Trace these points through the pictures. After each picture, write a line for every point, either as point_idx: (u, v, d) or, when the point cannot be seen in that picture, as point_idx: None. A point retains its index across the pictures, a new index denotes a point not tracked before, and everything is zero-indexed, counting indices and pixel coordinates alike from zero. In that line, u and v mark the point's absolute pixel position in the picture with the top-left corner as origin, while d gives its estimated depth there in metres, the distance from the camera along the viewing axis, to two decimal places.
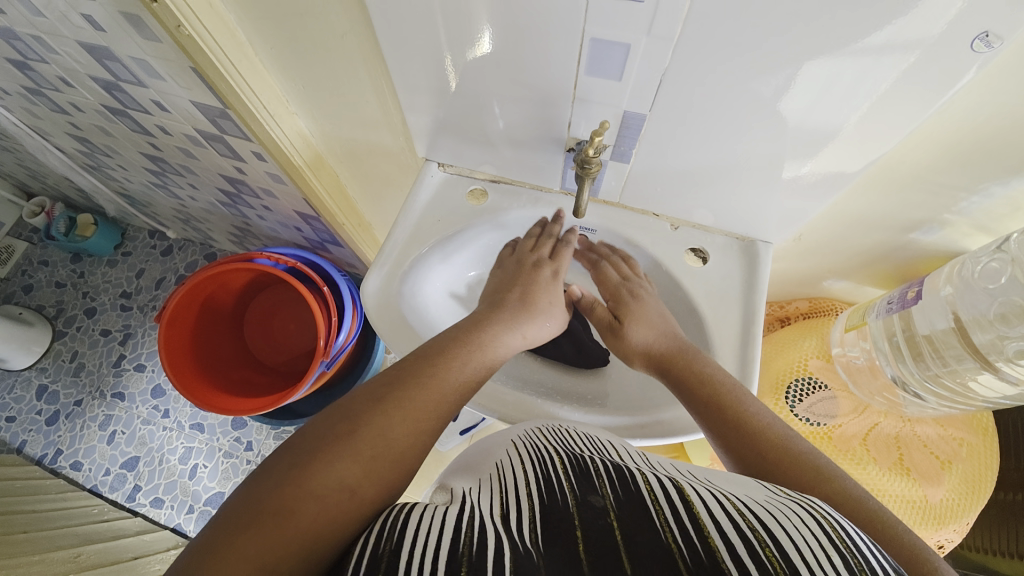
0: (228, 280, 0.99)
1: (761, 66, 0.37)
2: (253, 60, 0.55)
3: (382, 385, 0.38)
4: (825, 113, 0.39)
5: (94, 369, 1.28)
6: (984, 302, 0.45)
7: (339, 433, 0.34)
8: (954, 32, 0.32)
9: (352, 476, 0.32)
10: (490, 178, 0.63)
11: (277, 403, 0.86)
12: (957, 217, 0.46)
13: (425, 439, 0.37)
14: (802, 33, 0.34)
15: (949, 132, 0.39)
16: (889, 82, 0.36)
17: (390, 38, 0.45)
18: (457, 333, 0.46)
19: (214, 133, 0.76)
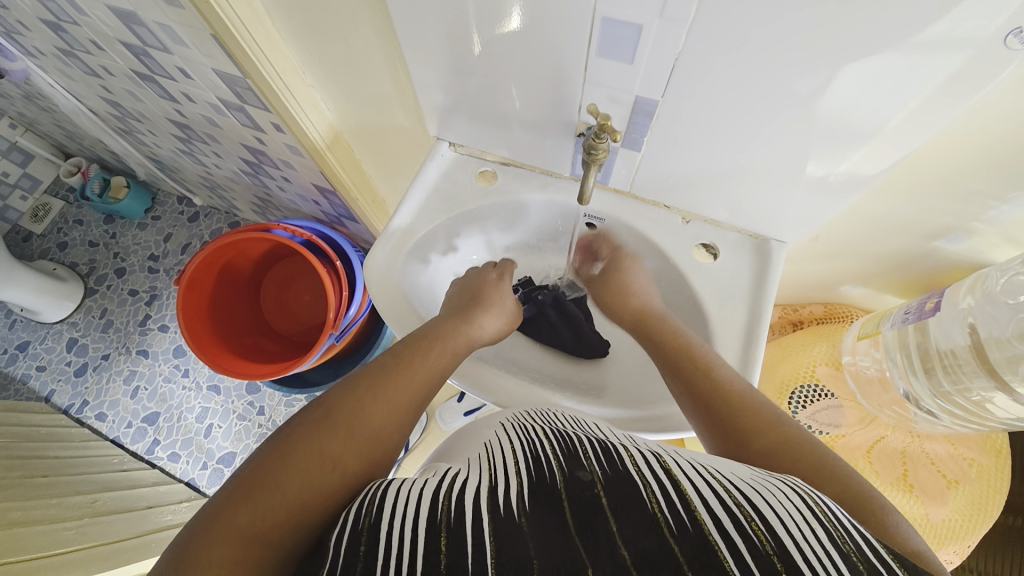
0: (247, 251, 1.02)
1: (782, 54, 0.35)
2: (269, 30, 0.55)
3: (356, 380, 0.42)
4: (854, 106, 0.37)
5: (122, 327, 1.33)
6: (1006, 319, 0.43)
7: (320, 419, 0.38)
8: (995, 25, 0.29)
9: (335, 451, 0.36)
10: (501, 160, 0.62)
11: (291, 369, 0.89)
12: (985, 226, 0.43)
13: (398, 424, 0.41)
14: (826, 20, 0.32)
15: (983, 134, 0.37)
16: (935, 80, 0.33)
17: (404, 11, 0.44)
18: (429, 333, 0.50)
19: (236, 102, 0.77)
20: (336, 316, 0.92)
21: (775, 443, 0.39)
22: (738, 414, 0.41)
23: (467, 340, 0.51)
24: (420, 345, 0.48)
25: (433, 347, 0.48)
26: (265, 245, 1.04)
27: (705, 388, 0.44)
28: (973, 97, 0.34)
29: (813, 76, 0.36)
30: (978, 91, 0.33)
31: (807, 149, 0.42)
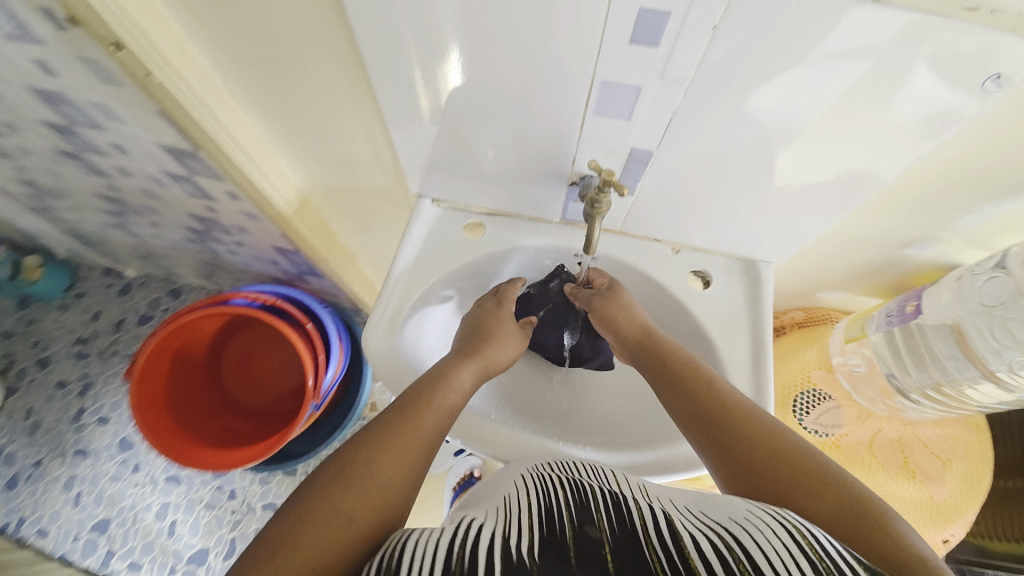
0: (198, 333, 0.93)
1: (773, 104, 0.37)
2: (229, 104, 0.52)
3: (364, 437, 0.42)
4: (838, 143, 0.40)
5: (52, 427, 1.18)
6: (987, 322, 0.47)
7: (336, 479, 0.38)
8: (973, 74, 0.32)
9: (349, 506, 0.37)
10: (486, 211, 0.61)
11: (275, 447, 0.82)
12: (951, 234, 0.48)
13: (410, 477, 0.41)
14: (820, 72, 0.34)
15: (932, 146, 0.39)
16: (865, 80, 0.34)
17: (391, 77, 0.43)
18: (431, 375, 0.48)
19: (183, 174, 0.71)
20: (314, 385, 0.87)
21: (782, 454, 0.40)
22: (752, 429, 0.42)
23: (470, 379, 0.49)
24: (421, 391, 0.46)
25: (436, 393, 0.46)
26: (220, 320, 0.96)
27: (703, 403, 0.45)
28: (889, 109, 0.36)
29: (801, 121, 0.38)
30: (894, 96, 0.35)
31: (799, 179, 0.44)
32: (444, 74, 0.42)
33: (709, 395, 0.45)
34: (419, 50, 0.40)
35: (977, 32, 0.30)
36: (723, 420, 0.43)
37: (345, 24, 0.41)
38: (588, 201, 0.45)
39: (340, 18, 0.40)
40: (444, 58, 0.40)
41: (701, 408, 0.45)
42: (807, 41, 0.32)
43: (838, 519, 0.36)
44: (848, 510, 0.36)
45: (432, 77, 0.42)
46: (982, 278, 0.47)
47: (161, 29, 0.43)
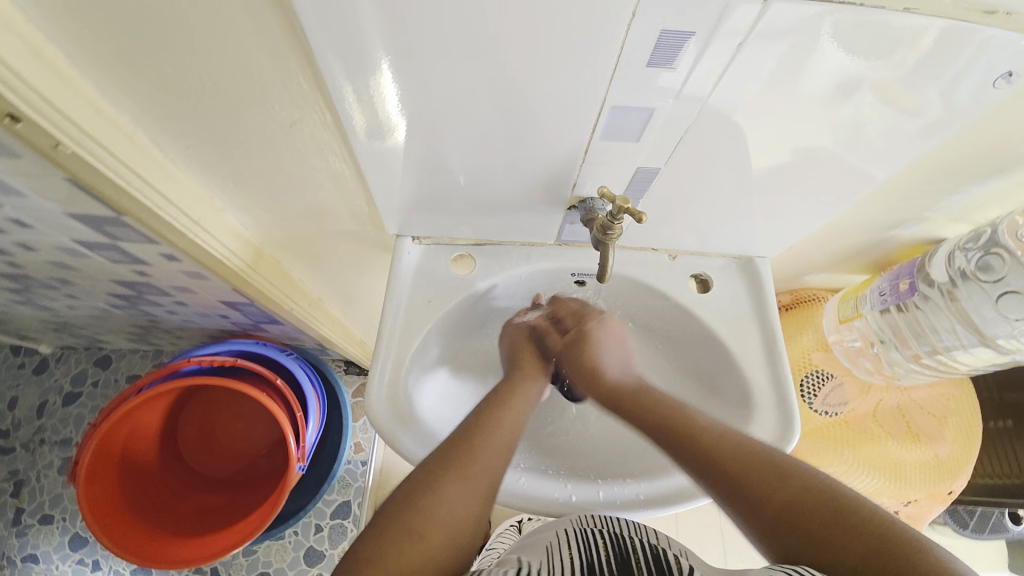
0: (138, 434, 0.80)
1: (788, 109, 0.36)
2: (164, 164, 0.43)
3: (434, 458, 0.42)
4: (844, 141, 0.40)
5: None
6: (983, 295, 0.49)
7: (414, 495, 0.39)
8: (986, 69, 0.33)
9: (422, 525, 0.37)
10: (473, 242, 0.58)
11: (272, 511, 0.73)
12: (937, 213, 0.51)
13: (480, 501, 0.41)
14: (833, 75, 0.34)
15: (851, 112, 0.37)
16: (775, 59, 0.32)
17: (371, 119, 0.38)
18: (490, 400, 0.49)
19: (103, 242, 0.59)
20: (297, 445, 0.78)
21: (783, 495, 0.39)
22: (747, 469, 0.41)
23: (525, 404, 0.50)
24: (487, 415, 0.47)
25: (499, 417, 0.47)
26: (162, 409, 0.83)
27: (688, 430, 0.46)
28: (800, 85, 0.34)
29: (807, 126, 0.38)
30: (801, 72, 0.33)
31: (807, 175, 0.44)
32: (379, 100, 0.37)
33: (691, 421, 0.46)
34: (406, 88, 0.36)
35: (977, 29, 0.30)
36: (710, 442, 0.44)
37: (309, 65, 0.35)
38: (597, 228, 0.46)
39: (305, 59, 0.35)
40: (374, 77, 0.35)
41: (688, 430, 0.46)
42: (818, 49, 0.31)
43: (837, 535, 0.35)
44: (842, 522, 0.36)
45: (423, 113, 0.38)
46: (975, 258, 0.49)
47: (67, 91, 0.34)
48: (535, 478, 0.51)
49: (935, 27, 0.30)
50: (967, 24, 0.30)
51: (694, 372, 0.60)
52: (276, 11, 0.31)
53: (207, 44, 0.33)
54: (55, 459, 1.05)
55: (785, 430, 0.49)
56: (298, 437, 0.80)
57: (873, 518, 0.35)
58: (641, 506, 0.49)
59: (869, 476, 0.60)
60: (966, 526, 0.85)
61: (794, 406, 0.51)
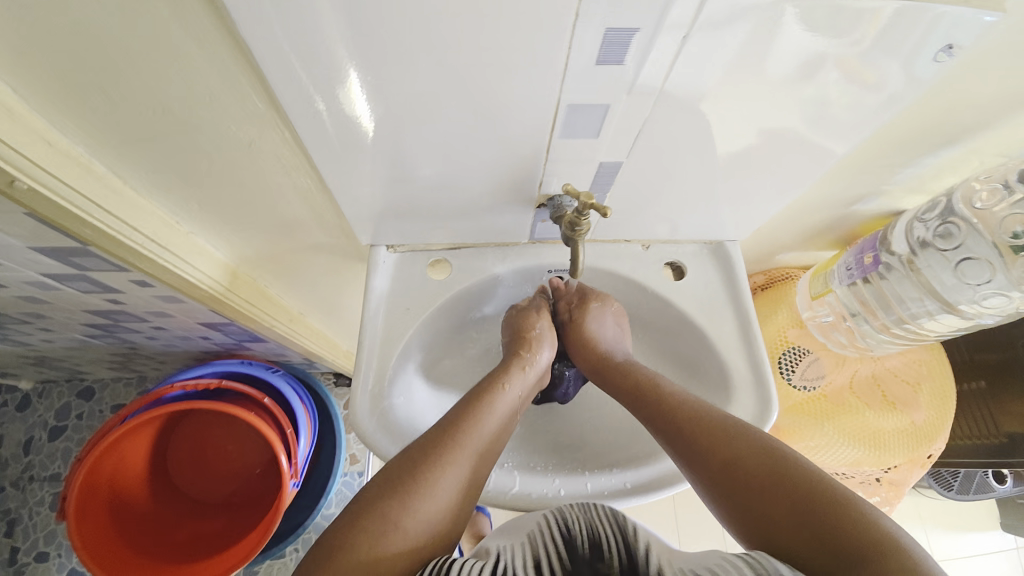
0: (124, 467, 0.78)
1: (743, 96, 0.37)
2: (123, 191, 0.43)
3: (417, 445, 0.42)
4: (805, 120, 0.40)
5: None
6: (944, 264, 0.51)
7: (394, 482, 0.38)
8: (927, 48, 0.34)
9: (399, 514, 0.36)
10: (448, 246, 0.58)
11: (264, 536, 0.73)
12: (893, 187, 0.53)
13: (461, 491, 0.40)
14: (783, 62, 0.34)
15: (815, 91, 0.37)
16: (733, 49, 0.33)
17: (331, 132, 0.38)
18: (477, 386, 0.48)
19: (72, 273, 0.57)
20: (289, 462, 0.77)
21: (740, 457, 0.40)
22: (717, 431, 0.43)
23: (513, 388, 0.49)
24: (473, 401, 0.46)
25: (488, 403, 0.46)
26: (148, 440, 0.81)
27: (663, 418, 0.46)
28: (766, 65, 0.34)
29: (759, 111, 0.39)
30: (769, 52, 0.33)
31: (767, 158, 0.45)
32: (347, 102, 0.36)
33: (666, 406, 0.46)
34: (365, 100, 0.36)
35: (921, 7, 0.31)
36: (681, 426, 0.45)
37: (262, 83, 0.35)
38: (567, 225, 0.47)
39: (257, 78, 0.34)
40: (341, 83, 0.34)
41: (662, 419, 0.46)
42: (762, 38, 0.32)
43: (789, 502, 0.36)
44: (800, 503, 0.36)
45: (383, 122, 0.38)
46: (936, 227, 0.51)
47: (16, 128, 0.34)
48: (524, 473, 0.52)
49: (882, 9, 0.31)
50: (913, 5, 0.31)
51: (676, 358, 0.61)
52: (222, 32, 0.31)
53: (155, 69, 0.33)
54: (46, 495, 1.03)
55: (764, 409, 0.51)
56: (290, 453, 0.80)
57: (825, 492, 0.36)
58: (628, 495, 0.50)
59: (849, 446, 0.62)
60: (950, 487, 0.88)
61: (770, 384, 0.52)
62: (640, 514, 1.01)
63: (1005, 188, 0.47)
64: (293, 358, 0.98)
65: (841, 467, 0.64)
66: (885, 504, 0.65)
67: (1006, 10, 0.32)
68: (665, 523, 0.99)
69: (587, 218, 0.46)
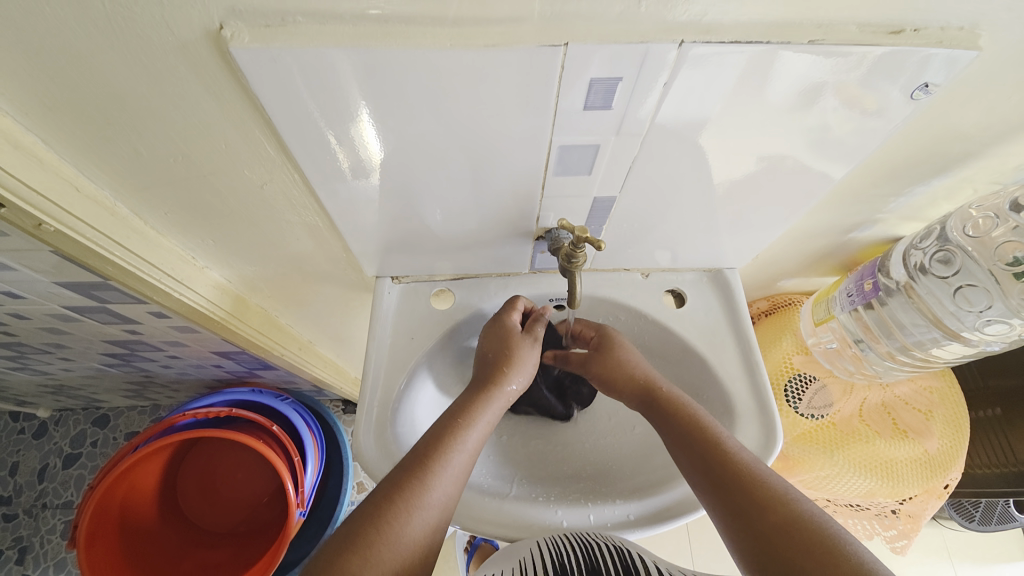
0: (137, 493, 0.79)
1: (732, 131, 0.39)
2: (143, 230, 0.45)
3: (381, 492, 0.41)
4: (799, 148, 0.41)
5: None
6: (944, 290, 0.51)
7: (358, 531, 0.38)
8: (908, 83, 0.35)
9: (362, 565, 0.36)
10: (451, 277, 0.60)
11: (272, 565, 0.73)
12: (888, 215, 0.54)
13: (428, 534, 0.41)
14: (770, 99, 0.36)
15: (816, 119, 0.38)
16: (732, 81, 0.34)
17: (341, 171, 0.40)
18: (445, 418, 0.48)
19: (93, 305, 0.60)
20: (295, 491, 0.77)
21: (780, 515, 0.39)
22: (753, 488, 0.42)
23: (486, 417, 0.49)
24: (435, 443, 0.45)
25: (455, 438, 0.46)
26: (160, 465, 0.82)
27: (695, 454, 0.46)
28: (767, 97, 0.36)
29: (755, 144, 0.41)
30: (768, 82, 0.34)
31: (759, 189, 0.46)
32: (361, 143, 0.38)
33: (714, 447, 0.45)
34: (372, 143, 0.38)
35: (914, 50, 0.33)
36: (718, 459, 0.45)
37: (272, 131, 0.37)
38: (563, 257, 0.48)
39: (267, 126, 0.37)
40: (354, 123, 0.36)
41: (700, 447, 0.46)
42: (756, 79, 0.34)
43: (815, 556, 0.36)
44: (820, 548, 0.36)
45: (387, 164, 0.40)
46: (933, 252, 0.51)
47: (43, 174, 0.36)
48: (524, 504, 0.51)
49: (873, 52, 0.33)
50: (905, 48, 0.33)
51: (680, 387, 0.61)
52: (236, 88, 0.33)
53: (175, 120, 0.35)
54: (58, 523, 1.04)
55: (768, 438, 0.50)
56: (297, 482, 0.79)
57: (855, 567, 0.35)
58: (632, 526, 0.49)
59: (861, 477, 0.61)
60: (972, 518, 0.85)
61: (775, 412, 0.52)
62: (652, 545, 0.98)
63: (998, 216, 0.47)
64: (302, 386, 0.99)
65: (854, 499, 0.62)
66: (902, 538, 0.63)
67: (980, 48, 0.34)
68: (678, 557, 0.96)
69: (583, 249, 0.47)
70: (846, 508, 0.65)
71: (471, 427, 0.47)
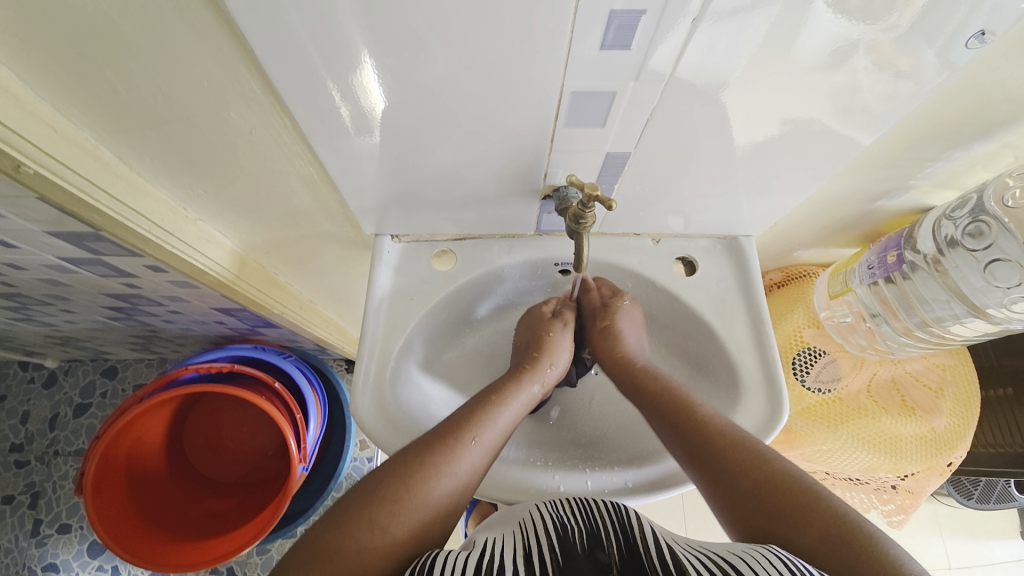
0: (143, 444, 0.80)
1: (760, 82, 0.35)
2: (128, 177, 0.43)
3: (400, 460, 0.41)
4: (838, 109, 0.38)
5: (11, 546, 1.04)
6: (974, 264, 0.48)
7: (382, 485, 0.39)
8: (960, 37, 0.31)
9: (389, 520, 0.37)
10: (453, 237, 0.58)
11: (275, 516, 0.75)
12: (920, 182, 0.50)
13: (449, 502, 0.40)
14: (800, 51, 0.32)
15: (846, 78, 0.35)
16: (770, 19, 0.30)
17: (344, 122, 0.38)
18: (488, 390, 0.49)
19: (88, 257, 0.58)
20: (298, 447, 0.78)
21: (763, 479, 0.40)
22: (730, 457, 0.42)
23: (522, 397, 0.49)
24: (467, 416, 0.45)
25: (495, 414, 0.46)
26: (166, 418, 0.83)
27: (679, 428, 0.46)
28: (793, 52, 0.32)
29: (784, 106, 0.37)
30: (799, 35, 0.31)
31: (783, 152, 0.43)
32: (362, 91, 0.35)
33: (686, 422, 0.46)
34: (371, 86, 0.35)
35: None
36: (696, 435, 0.45)
37: (259, 68, 0.34)
38: (571, 218, 0.46)
39: (253, 63, 0.34)
40: (357, 69, 0.34)
41: (677, 427, 0.46)
42: (791, 28, 0.31)
43: (795, 514, 0.37)
44: (798, 509, 0.37)
45: (390, 113, 0.37)
46: (965, 224, 0.48)
47: (20, 112, 0.34)
48: (522, 467, 0.51)
49: None
50: None
51: (686, 356, 0.59)
52: (216, 18, 0.30)
53: (153, 54, 0.33)
54: (70, 470, 1.07)
55: (774, 411, 0.49)
56: (299, 438, 0.80)
57: (833, 516, 0.36)
58: (630, 493, 0.49)
59: (864, 452, 0.60)
60: (970, 496, 0.86)
61: (781, 387, 0.50)
62: (648, 510, 1.00)
63: None
64: (305, 344, 0.99)
65: (855, 472, 0.63)
66: (899, 512, 0.64)
67: None
68: (672, 520, 0.98)
69: (592, 209, 0.45)
70: (846, 482, 0.66)
71: (504, 404, 0.47)
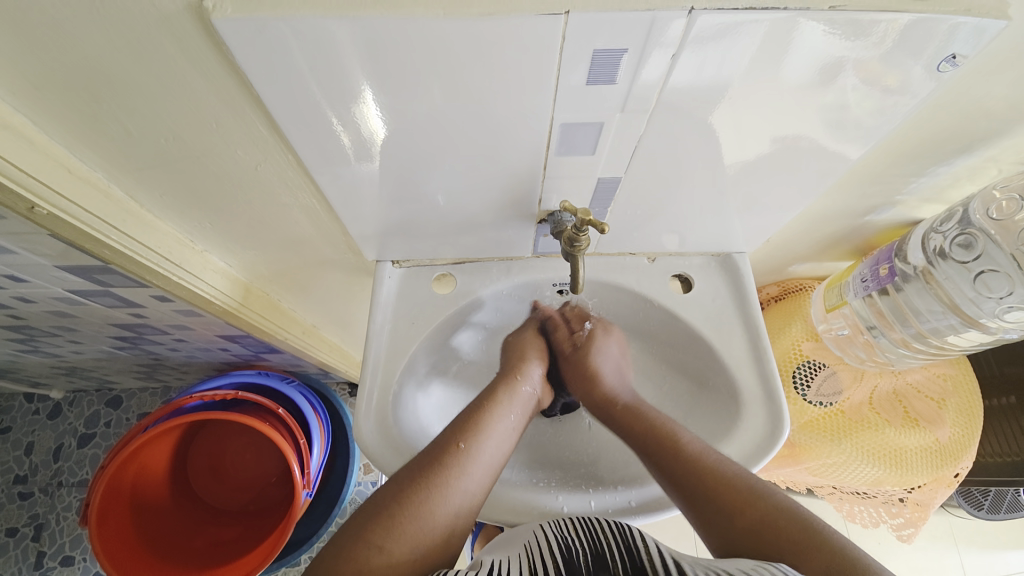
0: (147, 473, 0.80)
1: (744, 106, 0.37)
2: (138, 212, 0.44)
3: (404, 476, 0.43)
4: (829, 125, 0.39)
5: None
6: (965, 275, 0.49)
7: (383, 505, 0.40)
8: (934, 56, 0.33)
9: (385, 537, 0.38)
10: (452, 261, 0.59)
11: (279, 544, 0.74)
12: (907, 197, 0.52)
13: (454, 518, 0.42)
14: (780, 75, 0.34)
15: (835, 96, 0.36)
16: (754, 46, 0.32)
17: (345, 153, 0.40)
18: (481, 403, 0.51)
19: (97, 290, 0.59)
20: (301, 473, 0.78)
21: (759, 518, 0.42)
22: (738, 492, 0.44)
23: (512, 407, 0.51)
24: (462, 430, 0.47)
25: (485, 426, 0.48)
26: (170, 447, 0.83)
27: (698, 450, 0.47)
28: (781, 72, 0.34)
29: (773, 124, 0.39)
30: (786, 56, 0.32)
31: (771, 171, 0.45)
32: (363, 123, 0.37)
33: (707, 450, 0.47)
34: (371, 121, 0.37)
35: (942, 18, 0.31)
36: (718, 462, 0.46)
37: (263, 109, 0.36)
38: (566, 241, 0.47)
39: (258, 103, 0.36)
40: (357, 104, 0.35)
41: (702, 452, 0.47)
42: (777, 49, 0.32)
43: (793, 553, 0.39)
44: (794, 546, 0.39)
45: (389, 146, 0.39)
46: (954, 236, 0.49)
47: (35, 155, 0.35)
48: (527, 490, 0.51)
49: (900, 20, 0.31)
50: (932, 14, 0.30)
51: (685, 373, 0.59)
52: (223, 62, 0.32)
53: (163, 97, 0.34)
54: (73, 500, 1.07)
55: (775, 426, 0.49)
56: (303, 464, 0.80)
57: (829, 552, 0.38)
58: (634, 513, 0.49)
59: (870, 465, 0.60)
60: (981, 506, 0.85)
61: (781, 402, 0.50)
62: (657, 529, 0.99)
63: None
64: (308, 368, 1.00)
65: (861, 486, 0.62)
66: (908, 526, 0.63)
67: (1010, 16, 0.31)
68: (681, 539, 0.97)
69: (586, 232, 0.46)
70: (854, 496, 0.65)
71: (495, 416, 0.49)
